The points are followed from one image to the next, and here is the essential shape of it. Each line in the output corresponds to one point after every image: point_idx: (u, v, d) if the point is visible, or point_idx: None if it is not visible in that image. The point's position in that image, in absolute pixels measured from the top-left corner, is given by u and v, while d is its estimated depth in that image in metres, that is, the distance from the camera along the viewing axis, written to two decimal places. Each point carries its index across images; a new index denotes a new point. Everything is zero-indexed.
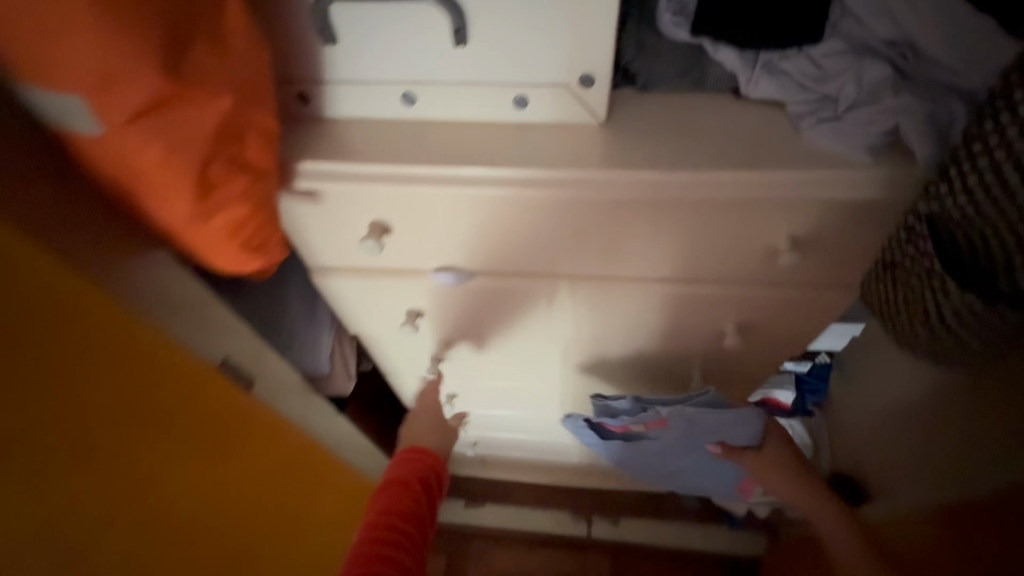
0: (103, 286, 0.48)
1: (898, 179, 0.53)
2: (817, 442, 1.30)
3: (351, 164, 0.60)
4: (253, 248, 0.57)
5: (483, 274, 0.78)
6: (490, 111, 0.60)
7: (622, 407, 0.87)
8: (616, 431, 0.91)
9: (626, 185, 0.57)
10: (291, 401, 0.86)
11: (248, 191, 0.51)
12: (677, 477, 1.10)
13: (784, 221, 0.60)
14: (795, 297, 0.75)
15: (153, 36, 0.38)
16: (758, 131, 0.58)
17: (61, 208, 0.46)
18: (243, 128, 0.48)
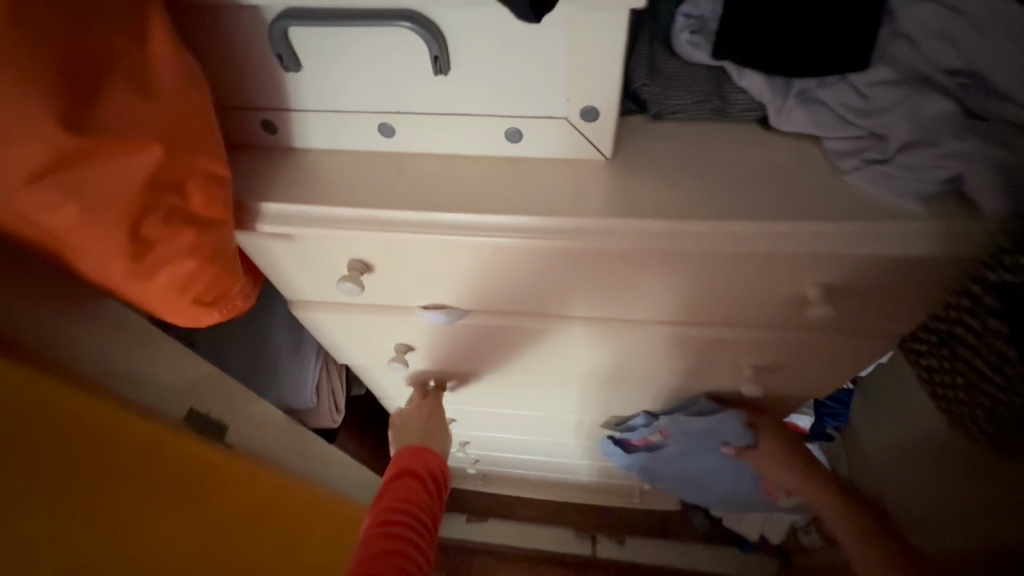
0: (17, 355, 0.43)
1: (958, 233, 0.45)
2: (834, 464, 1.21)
3: (319, 207, 0.52)
4: (209, 301, 0.50)
5: (476, 311, 0.71)
6: (480, 143, 0.53)
7: (636, 421, 0.91)
8: (641, 444, 0.94)
9: (632, 236, 0.49)
10: (272, 441, 0.80)
11: (197, 244, 0.44)
12: (702, 490, 1.08)
13: (816, 272, 0.52)
14: (824, 343, 0.67)
15: (41, 82, 0.32)
16: (789, 172, 0.50)
17: None
18: (181, 176, 0.41)
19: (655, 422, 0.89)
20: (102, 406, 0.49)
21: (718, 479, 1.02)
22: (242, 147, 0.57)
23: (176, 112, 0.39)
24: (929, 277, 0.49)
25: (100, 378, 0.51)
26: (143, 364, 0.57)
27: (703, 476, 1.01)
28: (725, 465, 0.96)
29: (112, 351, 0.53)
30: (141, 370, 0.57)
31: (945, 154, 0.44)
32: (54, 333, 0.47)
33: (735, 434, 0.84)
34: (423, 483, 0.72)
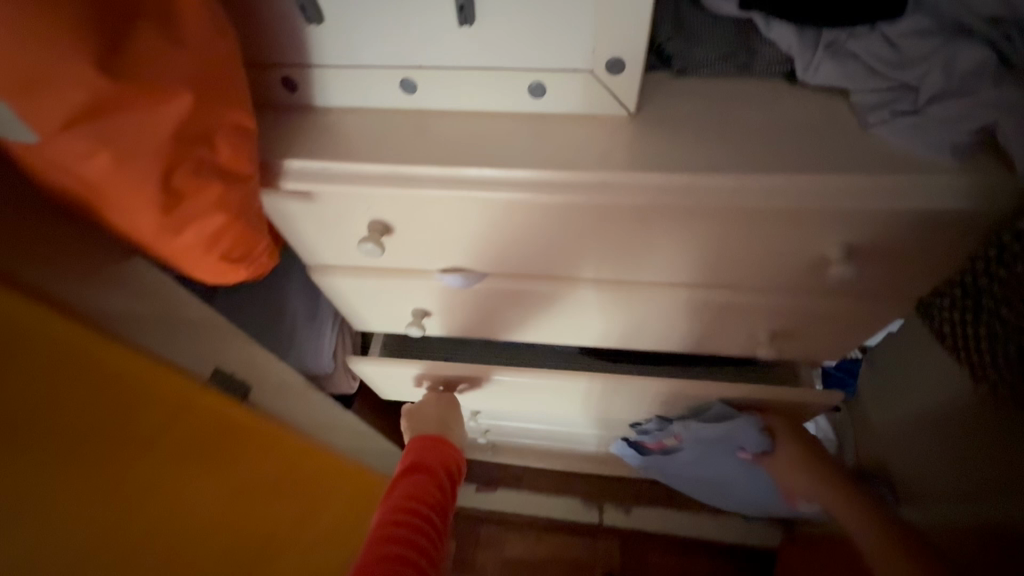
0: (59, 307, 0.43)
1: (990, 186, 0.44)
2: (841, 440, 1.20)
3: (343, 164, 0.52)
4: (234, 258, 0.50)
5: (494, 274, 0.71)
6: (503, 99, 0.52)
7: (650, 424, 0.96)
8: (656, 447, 0.99)
9: (656, 192, 0.49)
10: (292, 403, 0.82)
11: (225, 199, 0.45)
12: (719, 491, 1.09)
13: (840, 231, 0.52)
14: (841, 307, 0.67)
15: (78, 24, 0.32)
16: (817, 126, 0.49)
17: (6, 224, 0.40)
18: (211, 128, 0.41)
19: (669, 425, 0.93)
20: (133, 360, 0.50)
21: (739, 486, 1.03)
22: (260, 106, 0.56)
23: (203, 61, 0.39)
24: (954, 233, 0.49)
25: (139, 334, 0.52)
26: (173, 321, 0.58)
27: (724, 480, 1.02)
28: (745, 471, 0.97)
29: (143, 308, 0.54)
30: (172, 329, 0.57)
31: (978, 105, 0.43)
32: (93, 291, 0.47)
33: (751, 441, 0.85)
34: (434, 476, 0.73)
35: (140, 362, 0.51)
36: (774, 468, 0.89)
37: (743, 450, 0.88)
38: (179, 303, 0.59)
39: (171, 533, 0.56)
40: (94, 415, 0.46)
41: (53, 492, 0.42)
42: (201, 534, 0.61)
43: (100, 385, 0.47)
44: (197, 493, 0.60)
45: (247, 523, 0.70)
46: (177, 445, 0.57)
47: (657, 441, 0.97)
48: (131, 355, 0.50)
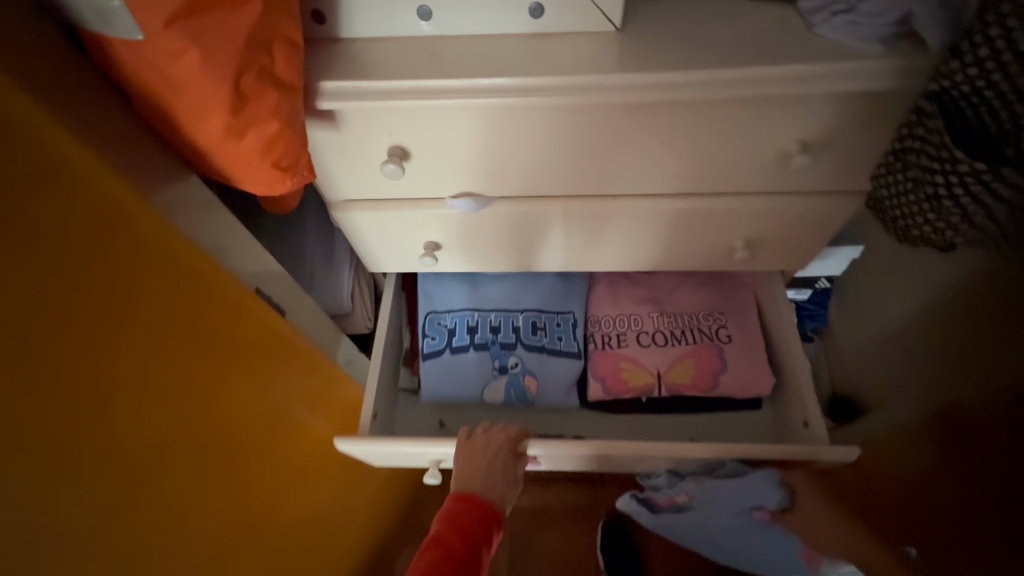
0: (143, 199, 0.51)
1: (910, 66, 0.55)
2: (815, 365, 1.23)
3: (370, 82, 0.60)
4: (282, 168, 0.58)
5: (500, 199, 0.80)
6: (507, 20, 0.61)
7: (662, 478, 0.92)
8: (666, 506, 0.90)
9: (642, 90, 0.58)
10: (319, 333, 0.90)
11: (279, 106, 0.52)
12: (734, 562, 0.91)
13: (794, 120, 0.62)
14: (804, 205, 0.78)
15: None
16: (773, 31, 0.59)
17: (103, 123, 0.48)
18: (270, 38, 0.49)
19: (680, 482, 0.89)
20: (189, 250, 0.58)
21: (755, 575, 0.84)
22: None
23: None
24: (884, 113, 0.60)
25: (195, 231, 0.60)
26: (225, 236, 0.66)
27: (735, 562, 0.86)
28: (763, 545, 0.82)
29: (198, 215, 0.60)
30: (220, 238, 0.65)
31: None
32: (161, 193, 0.54)
33: (769, 497, 0.82)
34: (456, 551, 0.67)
35: (193, 253, 0.58)
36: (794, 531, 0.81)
37: (761, 508, 0.83)
38: (229, 221, 0.67)
39: (204, 417, 0.63)
40: (157, 300, 0.55)
41: (120, 358, 0.51)
42: (235, 431, 0.69)
43: (161, 265, 0.55)
44: (230, 387, 0.68)
45: (274, 424, 0.78)
46: (220, 345, 0.65)
47: (667, 499, 0.90)
48: (188, 245, 0.57)
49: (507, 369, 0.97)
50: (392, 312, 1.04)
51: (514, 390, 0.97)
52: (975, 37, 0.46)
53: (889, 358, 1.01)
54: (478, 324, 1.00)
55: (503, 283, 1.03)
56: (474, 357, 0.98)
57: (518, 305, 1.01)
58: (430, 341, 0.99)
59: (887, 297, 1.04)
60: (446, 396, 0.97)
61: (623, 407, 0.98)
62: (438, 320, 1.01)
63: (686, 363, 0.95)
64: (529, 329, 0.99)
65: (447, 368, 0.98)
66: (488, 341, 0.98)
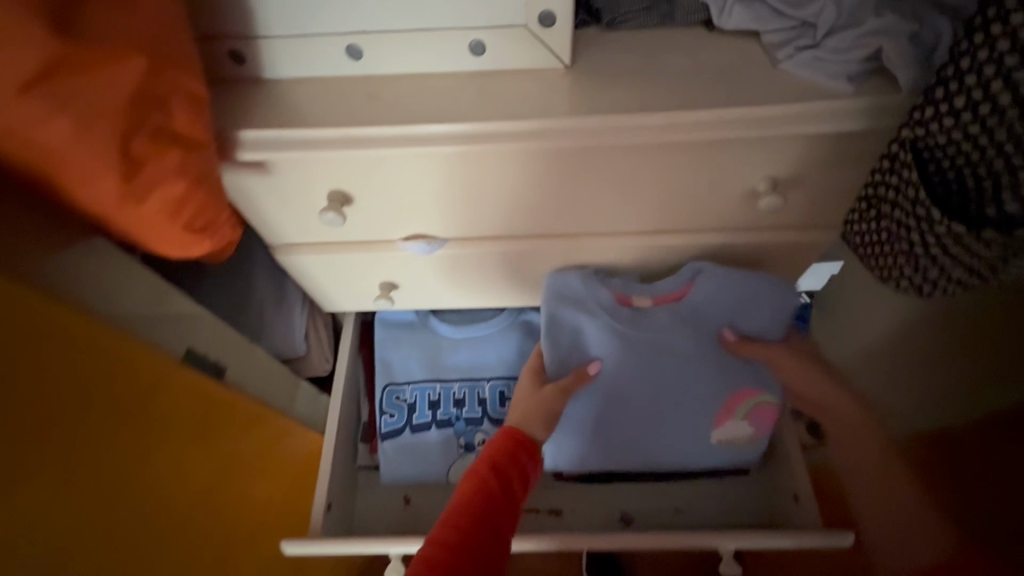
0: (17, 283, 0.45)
1: (881, 106, 0.50)
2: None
3: (297, 129, 0.54)
4: (196, 228, 0.52)
5: (455, 239, 0.74)
6: (444, 58, 0.55)
7: None
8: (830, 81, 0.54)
9: (597, 134, 0.53)
10: (267, 384, 0.84)
11: (185, 165, 0.46)
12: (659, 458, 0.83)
13: (761, 159, 0.57)
14: (778, 241, 0.73)
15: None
16: (736, 68, 0.54)
17: None
18: (164, 93, 0.43)
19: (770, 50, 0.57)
20: (93, 329, 0.51)
21: (664, 451, 0.82)
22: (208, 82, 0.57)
23: (151, 25, 0.41)
24: (856, 152, 0.56)
25: (92, 305, 0.53)
26: (131, 303, 0.59)
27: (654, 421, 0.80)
28: (717, 382, 0.78)
29: (95, 288, 0.54)
30: (131, 307, 0.59)
31: (866, 34, 0.49)
32: (31, 270, 0.47)
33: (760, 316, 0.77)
34: (499, 494, 0.64)
35: (99, 330, 0.52)
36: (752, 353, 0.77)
37: (727, 331, 0.78)
38: (137, 283, 0.60)
39: (142, 500, 0.57)
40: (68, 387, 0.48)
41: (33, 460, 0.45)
42: (182, 512, 0.63)
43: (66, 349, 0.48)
44: (170, 461, 0.61)
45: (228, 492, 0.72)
46: (150, 419, 0.59)
47: (628, 300, 0.78)
48: (91, 323, 0.51)
49: (474, 447, 0.91)
50: (348, 387, 0.97)
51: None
52: (950, 85, 0.41)
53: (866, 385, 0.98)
54: (440, 398, 0.93)
55: (467, 350, 0.97)
56: (437, 436, 0.91)
57: (483, 374, 0.95)
58: (388, 419, 0.92)
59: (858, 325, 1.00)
60: (409, 480, 0.90)
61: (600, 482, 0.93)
62: (396, 395, 0.93)
63: None
64: (497, 401, 0.93)
65: (408, 450, 0.91)
66: (452, 417, 0.92)
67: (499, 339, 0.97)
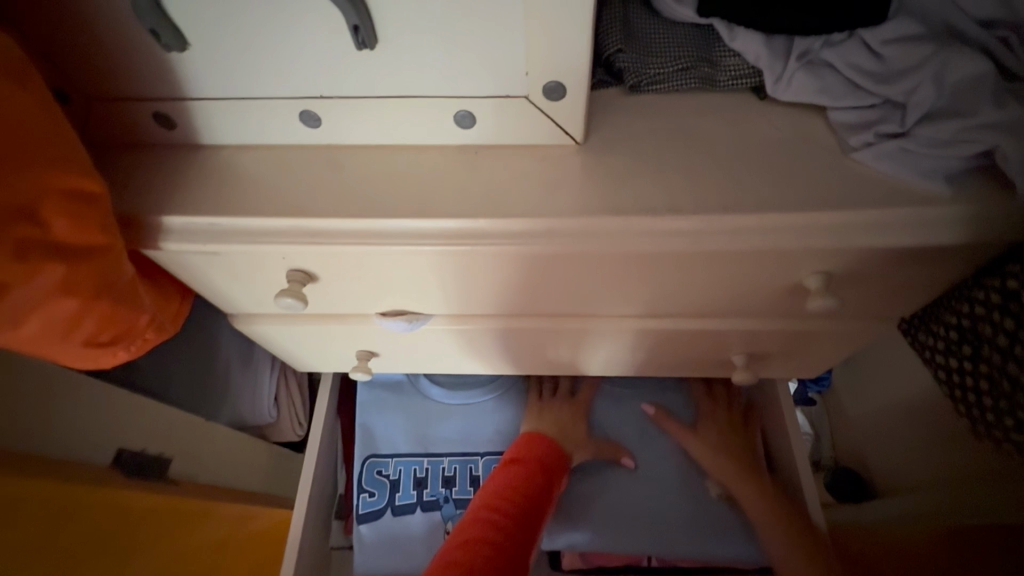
0: None
1: (988, 214, 0.39)
2: (818, 432, 0.99)
3: (233, 218, 0.43)
4: (106, 340, 0.41)
5: (442, 315, 0.62)
6: (427, 128, 0.44)
7: None
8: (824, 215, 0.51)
9: (610, 237, 0.41)
10: (221, 465, 0.73)
11: (73, 280, 0.35)
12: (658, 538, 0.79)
13: (816, 262, 0.46)
14: (825, 330, 0.62)
15: None
16: (794, 154, 0.42)
17: None
18: (28, 199, 0.32)
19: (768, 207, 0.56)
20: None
21: (671, 533, 0.79)
22: (134, 147, 0.46)
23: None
24: (942, 259, 0.45)
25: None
26: (29, 417, 0.49)
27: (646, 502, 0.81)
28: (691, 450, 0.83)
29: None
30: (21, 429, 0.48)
31: (978, 126, 0.37)
32: None
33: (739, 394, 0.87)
34: (530, 477, 0.68)
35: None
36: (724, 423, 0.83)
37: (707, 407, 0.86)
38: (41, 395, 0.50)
39: None
40: None
41: None
42: None
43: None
44: None
45: None
46: (72, 553, 0.48)
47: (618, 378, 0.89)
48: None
49: None
50: (325, 455, 0.87)
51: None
52: None
53: (892, 472, 0.86)
54: (427, 476, 0.83)
55: (458, 418, 0.86)
56: (421, 520, 0.82)
57: (475, 448, 0.84)
58: (367, 498, 0.82)
59: (881, 407, 0.88)
60: (389, 572, 0.81)
61: None
62: (378, 469, 0.83)
63: (672, 537, 0.79)
64: None
65: (388, 536, 0.81)
66: (439, 499, 0.82)
67: (495, 406, 0.87)
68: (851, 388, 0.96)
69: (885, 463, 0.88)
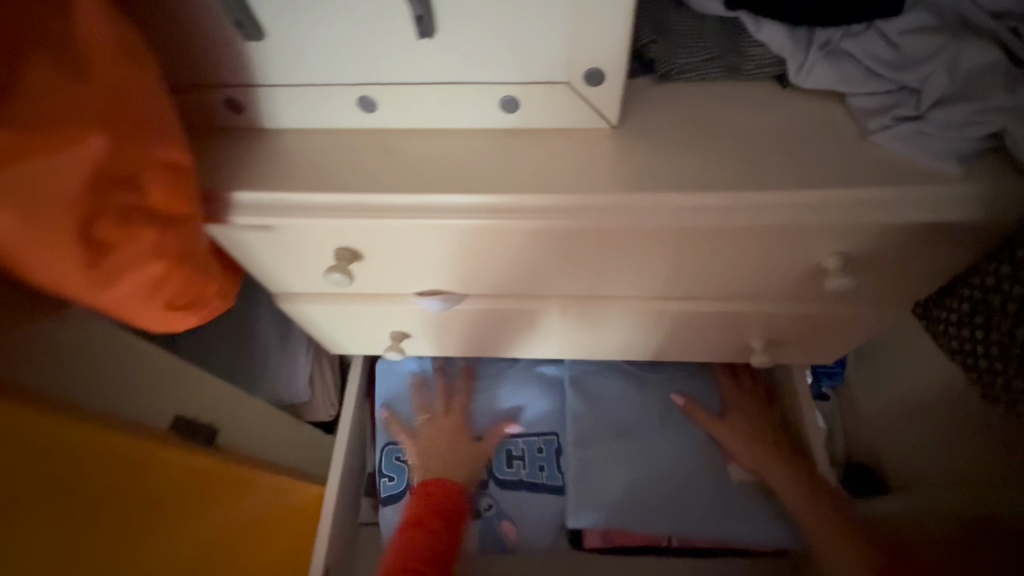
0: None
1: (998, 192, 0.42)
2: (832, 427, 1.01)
3: (295, 195, 0.47)
4: (183, 305, 0.46)
5: (474, 296, 0.66)
6: (471, 113, 0.48)
7: None
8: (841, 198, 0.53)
9: (642, 213, 0.45)
10: (262, 438, 0.77)
11: (163, 245, 0.39)
12: (675, 521, 0.82)
13: (834, 242, 0.49)
14: (841, 314, 0.64)
15: None
16: (815, 138, 0.45)
17: None
18: (133, 169, 0.36)
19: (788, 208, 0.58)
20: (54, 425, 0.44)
21: (686, 515, 0.82)
22: (204, 132, 0.50)
23: (116, 94, 0.34)
24: (955, 238, 0.48)
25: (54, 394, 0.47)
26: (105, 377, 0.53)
27: (662, 485, 0.84)
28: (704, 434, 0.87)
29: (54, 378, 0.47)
30: (107, 389, 0.52)
31: (989, 110, 0.40)
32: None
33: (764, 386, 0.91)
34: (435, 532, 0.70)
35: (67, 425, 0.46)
36: (740, 409, 0.86)
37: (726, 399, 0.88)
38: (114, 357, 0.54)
39: None
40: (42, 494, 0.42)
41: None
42: None
43: (24, 452, 0.41)
44: (165, 544, 0.55)
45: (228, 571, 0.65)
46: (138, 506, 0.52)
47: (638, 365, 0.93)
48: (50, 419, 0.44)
49: (479, 513, 0.85)
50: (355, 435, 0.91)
51: (489, 538, 0.84)
52: None
53: (905, 463, 0.88)
54: None
55: (476, 404, 0.90)
56: None
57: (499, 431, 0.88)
58: (388, 482, 0.86)
59: (893, 398, 0.91)
60: None
61: (624, 554, 0.85)
62: (396, 455, 0.88)
63: (689, 518, 0.82)
64: (504, 461, 0.87)
65: None
66: None
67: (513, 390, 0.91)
68: (863, 382, 0.98)
69: (898, 451, 0.90)
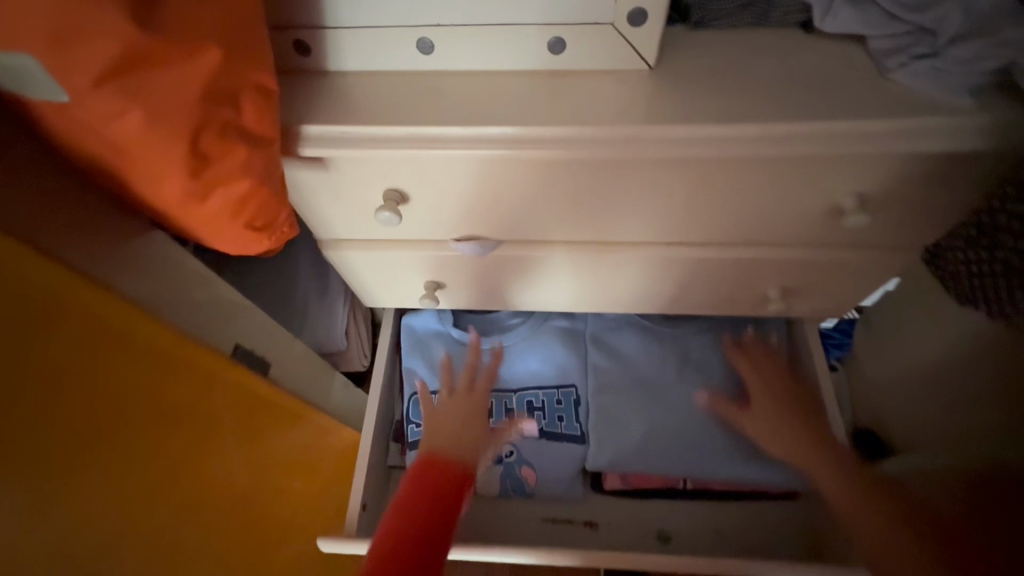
0: (78, 267, 0.44)
1: (1006, 122, 0.46)
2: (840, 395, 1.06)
3: (359, 127, 0.51)
4: (258, 227, 0.50)
5: (508, 241, 0.70)
6: (520, 55, 0.52)
7: None
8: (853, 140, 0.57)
9: (677, 142, 0.49)
10: (306, 378, 0.82)
11: (251, 162, 0.44)
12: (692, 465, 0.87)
13: (852, 177, 0.53)
14: (854, 260, 0.69)
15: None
16: (836, 76, 0.50)
17: (42, 210, 0.42)
18: (234, 88, 0.41)
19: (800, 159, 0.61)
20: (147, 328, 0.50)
21: (703, 459, 0.87)
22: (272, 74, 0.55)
23: (231, 20, 0.39)
24: (962, 171, 0.52)
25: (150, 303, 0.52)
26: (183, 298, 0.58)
27: (679, 432, 0.88)
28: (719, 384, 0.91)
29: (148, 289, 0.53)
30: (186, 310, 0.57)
31: (999, 44, 0.44)
32: (100, 261, 0.46)
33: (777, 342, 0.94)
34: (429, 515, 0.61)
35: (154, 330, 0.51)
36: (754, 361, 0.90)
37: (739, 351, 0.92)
38: (190, 282, 0.59)
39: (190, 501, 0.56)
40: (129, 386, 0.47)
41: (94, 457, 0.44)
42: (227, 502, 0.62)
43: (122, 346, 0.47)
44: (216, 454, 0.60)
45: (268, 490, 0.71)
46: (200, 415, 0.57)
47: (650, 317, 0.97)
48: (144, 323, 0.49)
49: (501, 458, 0.89)
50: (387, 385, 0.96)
51: (510, 481, 0.89)
52: None
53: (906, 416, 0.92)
54: None
55: (499, 357, 0.95)
56: None
57: (524, 383, 0.93)
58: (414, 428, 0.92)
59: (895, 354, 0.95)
60: None
61: (645, 497, 0.90)
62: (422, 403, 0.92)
63: (705, 460, 0.87)
64: (526, 411, 0.91)
65: None
66: None
67: (534, 343, 0.96)
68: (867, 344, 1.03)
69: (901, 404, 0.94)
